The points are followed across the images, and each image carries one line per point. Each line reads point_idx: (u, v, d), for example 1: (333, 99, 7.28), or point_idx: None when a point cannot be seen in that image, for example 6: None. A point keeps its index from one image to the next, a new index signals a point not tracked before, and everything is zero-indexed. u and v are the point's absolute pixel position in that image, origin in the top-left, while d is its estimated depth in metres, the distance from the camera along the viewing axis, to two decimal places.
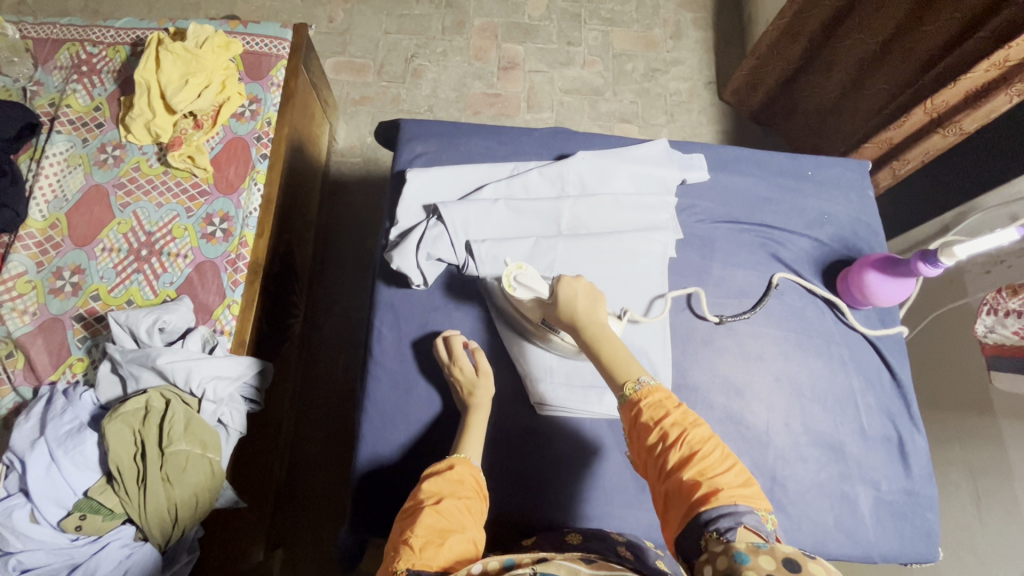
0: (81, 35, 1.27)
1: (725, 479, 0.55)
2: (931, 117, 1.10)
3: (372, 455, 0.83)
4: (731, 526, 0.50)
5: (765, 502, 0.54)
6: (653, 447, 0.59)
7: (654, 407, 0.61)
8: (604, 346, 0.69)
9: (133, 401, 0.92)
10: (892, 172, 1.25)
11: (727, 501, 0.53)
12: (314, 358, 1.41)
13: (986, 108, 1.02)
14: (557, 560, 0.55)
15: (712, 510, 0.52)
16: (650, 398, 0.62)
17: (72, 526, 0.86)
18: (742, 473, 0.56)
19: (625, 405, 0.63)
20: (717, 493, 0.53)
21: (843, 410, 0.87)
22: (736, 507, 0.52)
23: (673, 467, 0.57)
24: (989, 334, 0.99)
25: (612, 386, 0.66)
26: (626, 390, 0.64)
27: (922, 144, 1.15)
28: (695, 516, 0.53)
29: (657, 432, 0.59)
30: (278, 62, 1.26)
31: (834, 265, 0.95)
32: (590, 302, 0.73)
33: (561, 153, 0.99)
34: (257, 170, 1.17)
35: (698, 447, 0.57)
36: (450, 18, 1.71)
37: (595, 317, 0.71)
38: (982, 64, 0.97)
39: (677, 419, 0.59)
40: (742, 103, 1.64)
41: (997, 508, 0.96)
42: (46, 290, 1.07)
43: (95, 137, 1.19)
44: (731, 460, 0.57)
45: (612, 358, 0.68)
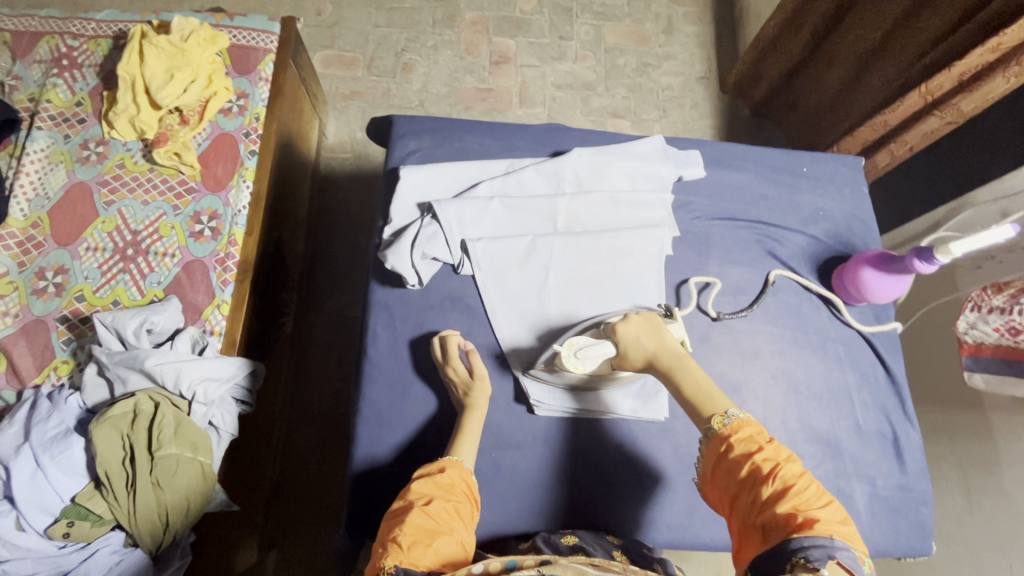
0: (61, 27, 1.23)
1: (822, 514, 0.55)
2: (927, 100, 1.10)
3: (368, 457, 0.81)
4: (823, 557, 0.50)
5: (862, 546, 0.54)
6: (741, 477, 0.59)
7: (745, 439, 0.61)
8: (686, 376, 0.70)
9: (121, 404, 0.90)
10: (888, 155, 1.24)
11: (823, 534, 0.53)
12: (307, 358, 1.39)
13: (983, 91, 1.02)
14: (564, 561, 0.55)
15: (807, 539, 0.52)
16: (740, 431, 0.62)
17: (60, 533, 0.85)
18: (838, 512, 0.56)
19: (712, 437, 0.63)
20: (813, 525, 0.53)
21: (839, 406, 0.88)
22: (832, 542, 0.52)
23: (766, 499, 0.56)
24: (968, 333, 0.96)
25: (697, 420, 0.67)
26: (714, 423, 0.64)
27: (918, 128, 1.15)
28: (786, 543, 0.52)
29: (747, 462, 0.59)
30: (266, 56, 1.23)
31: (830, 261, 0.96)
32: (652, 335, 0.75)
33: (557, 149, 0.98)
34: (246, 167, 1.15)
35: (793, 481, 0.57)
36: (441, 11, 1.69)
37: (668, 346, 0.74)
38: (978, 49, 0.97)
39: (771, 454, 0.59)
40: (745, 93, 1.65)
41: (987, 501, 0.97)
42: (28, 291, 1.05)
43: (77, 133, 1.15)
44: (827, 498, 0.57)
45: (696, 389, 0.68)
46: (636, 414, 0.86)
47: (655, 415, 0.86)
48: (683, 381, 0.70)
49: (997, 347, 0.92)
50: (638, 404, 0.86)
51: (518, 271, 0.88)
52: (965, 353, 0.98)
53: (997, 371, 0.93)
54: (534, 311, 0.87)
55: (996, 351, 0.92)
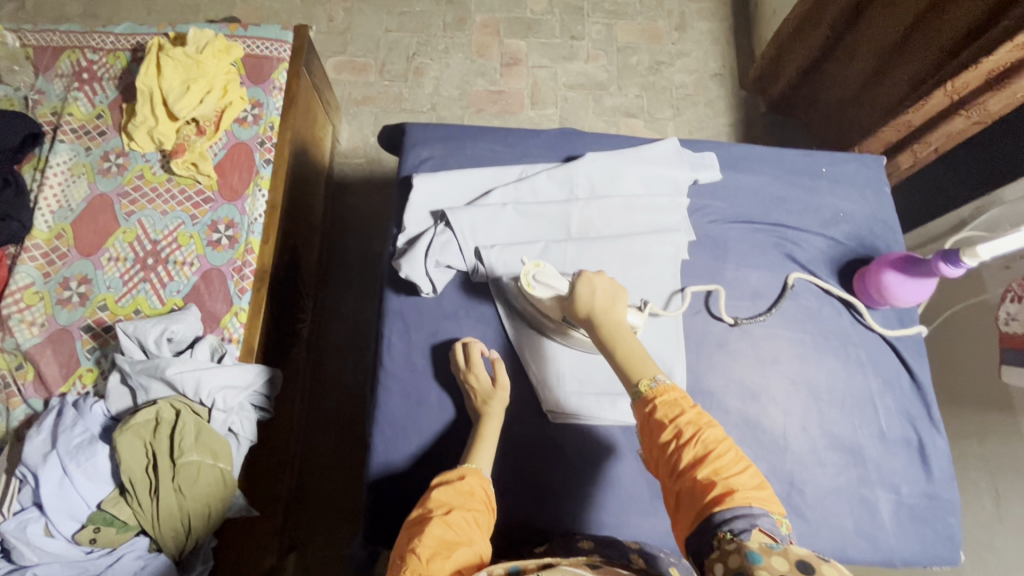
0: (81, 41, 1.26)
1: (738, 479, 0.57)
2: (952, 100, 1.07)
3: (384, 464, 0.82)
4: (746, 527, 0.52)
5: (776, 505, 0.56)
6: (664, 445, 0.61)
7: (667, 404, 0.62)
8: (621, 342, 0.69)
9: (144, 412, 0.92)
10: (911, 157, 1.23)
11: (741, 502, 0.54)
12: (322, 364, 1.40)
13: (1010, 90, 0.99)
14: (562, 566, 0.56)
15: (729, 511, 0.54)
16: (664, 396, 0.63)
17: (87, 539, 0.87)
18: (753, 474, 0.58)
19: (637, 401, 0.64)
20: (732, 494, 0.55)
21: (862, 413, 0.86)
22: (751, 509, 0.53)
23: (686, 465, 0.58)
24: (1008, 324, 0.99)
25: (624, 383, 0.67)
26: (641, 386, 0.64)
27: (942, 128, 1.12)
28: (709, 517, 0.54)
29: (668, 428, 0.61)
30: (279, 65, 1.24)
31: (851, 264, 0.93)
32: (608, 300, 0.73)
33: (569, 154, 0.98)
34: (261, 176, 1.16)
35: (712, 447, 0.58)
36: (452, 14, 1.69)
37: (613, 311, 0.72)
38: (1004, 46, 0.93)
39: (693, 419, 0.60)
40: (763, 91, 1.63)
41: (1018, 508, 0.95)
42: (54, 301, 1.07)
43: (98, 145, 1.18)
44: (743, 462, 0.58)
45: (627, 358, 0.67)
46: None
47: None
48: (616, 349, 0.69)
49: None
50: None
51: None
52: (1005, 345, 1.00)
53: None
54: None
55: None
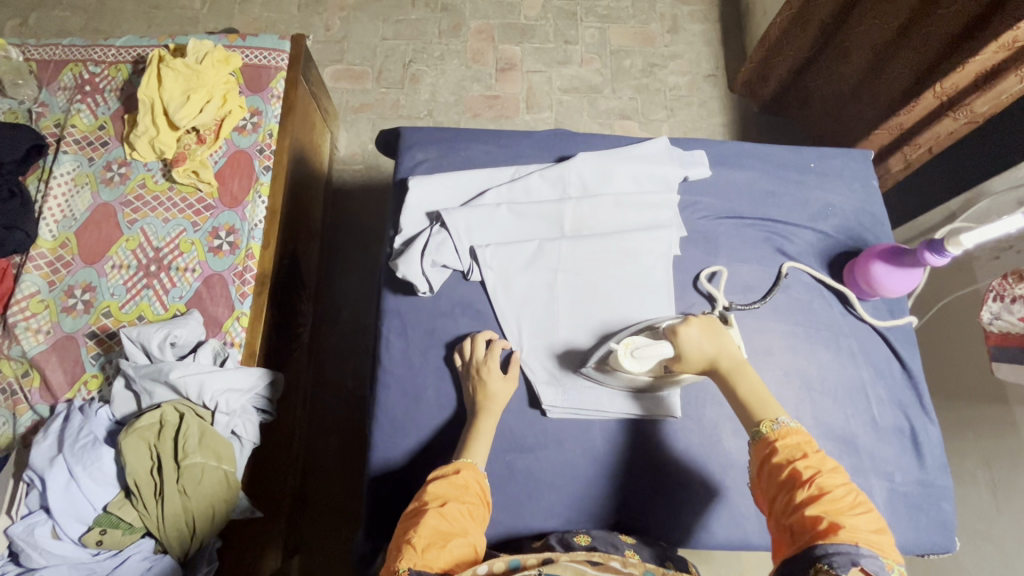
0: (84, 54, 1.28)
1: (854, 523, 0.56)
2: (940, 101, 1.11)
3: (384, 461, 0.83)
4: (846, 564, 0.52)
5: (892, 554, 0.55)
6: (780, 481, 0.61)
7: (791, 446, 0.62)
8: (743, 383, 0.70)
9: (148, 416, 0.93)
10: (902, 160, 1.26)
11: (848, 540, 0.54)
12: (323, 367, 1.42)
13: (995, 91, 1.02)
14: (562, 561, 0.60)
15: (830, 546, 0.53)
16: (786, 439, 0.63)
17: (93, 541, 0.88)
18: (874, 523, 0.56)
19: (757, 440, 0.65)
20: (839, 532, 0.54)
21: (854, 402, 0.87)
22: (857, 549, 0.53)
23: (798, 502, 0.58)
24: (994, 323, 0.99)
25: (748, 423, 0.68)
26: (762, 427, 0.65)
27: (932, 130, 1.16)
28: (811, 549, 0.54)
29: (788, 467, 0.61)
30: (277, 74, 1.27)
31: (841, 256, 0.95)
32: (715, 340, 0.74)
33: (561, 154, 0.99)
34: (261, 183, 1.18)
35: (829, 488, 0.58)
36: (447, 21, 1.72)
37: (728, 353, 0.72)
38: (991, 46, 0.97)
39: (814, 461, 0.60)
40: (754, 94, 1.63)
41: (1013, 496, 0.96)
42: (58, 308, 1.09)
43: (101, 156, 1.20)
44: (864, 509, 0.57)
45: (753, 397, 0.68)
46: (651, 413, 0.85)
47: (668, 415, 0.86)
48: (740, 388, 0.70)
49: (1017, 336, 0.95)
50: (651, 403, 0.86)
51: (526, 275, 0.90)
52: (993, 342, 1.01)
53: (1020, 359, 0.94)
54: (543, 312, 0.89)
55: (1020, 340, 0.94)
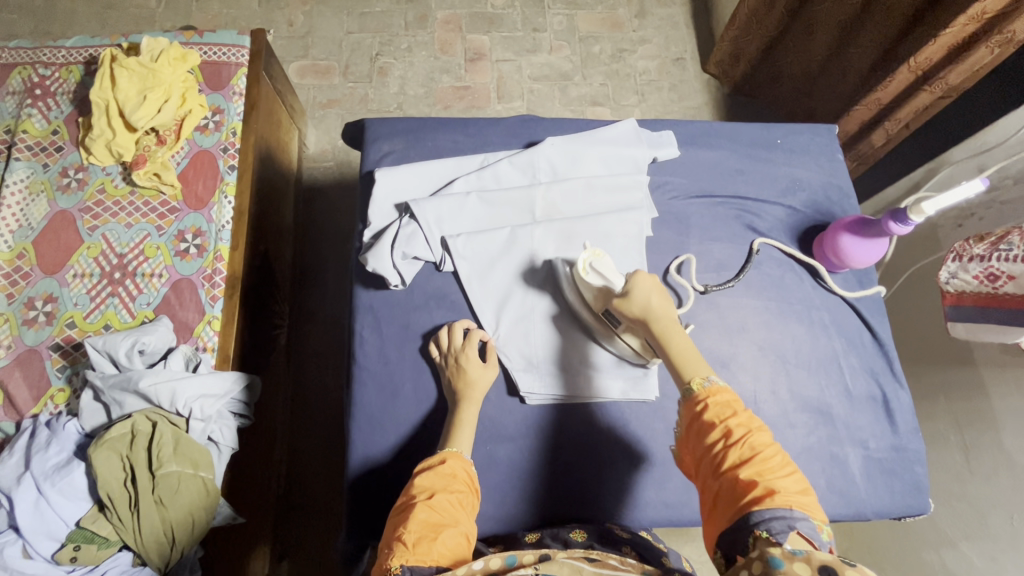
0: (32, 57, 1.23)
1: (784, 485, 0.56)
2: (917, 74, 1.09)
3: (364, 457, 0.82)
4: (783, 529, 0.52)
5: (821, 514, 0.55)
6: (711, 443, 0.61)
7: (721, 407, 0.62)
8: (676, 340, 0.70)
9: (119, 426, 0.91)
10: (883, 135, 1.24)
11: (783, 504, 0.54)
12: (303, 369, 1.40)
13: (968, 62, 1.01)
14: (560, 557, 0.57)
15: (766, 512, 0.53)
16: (717, 399, 0.63)
17: (67, 558, 0.86)
18: (800, 483, 0.58)
19: (688, 397, 0.65)
20: (774, 496, 0.55)
21: (828, 373, 0.88)
22: (792, 512, 0.53)
23: (731, 466, 0.58)
24: (950, 282, 0.95)
25: (675, 379, 0.68)
26: (693, 385, 0.65)
27: (909, 105, 1.14)
28: (745, 514, 0.54)
29: (718, 428, 0.61)
30: (238, 70, 1.23)
31: (810, 230, 0.96)
32: (662, 300, 0.74)
33: (530, 140, 0.99)
34: (226, 182, 1.15)
35: (760, 449, 0.58)
36: (412, 12, 1.69)
37: (669, 309, 0.73)
38: (960, 17, 0.95)
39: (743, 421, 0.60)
40: (726, 75, 1.66)
41: (983, 457, 0.99)
42: (19, 321, 1.05)
43: (56, 161, 1.15)
44: (790, 468, 0.58)
45: (684, 354, 0.68)
46: (627, 395, 0.85)
47: (645, 397, 0.86)
48: (670, 342, 0.70)
49: (974, 296, 0.91)
50: (628, 385, 0.86)
51: (499, 264, 0.89)
52: (948, 303, 0.97)
53: (978, 320, 0.92)
54: (515, 301, 0.88)
55: (977, 300, 0.91)
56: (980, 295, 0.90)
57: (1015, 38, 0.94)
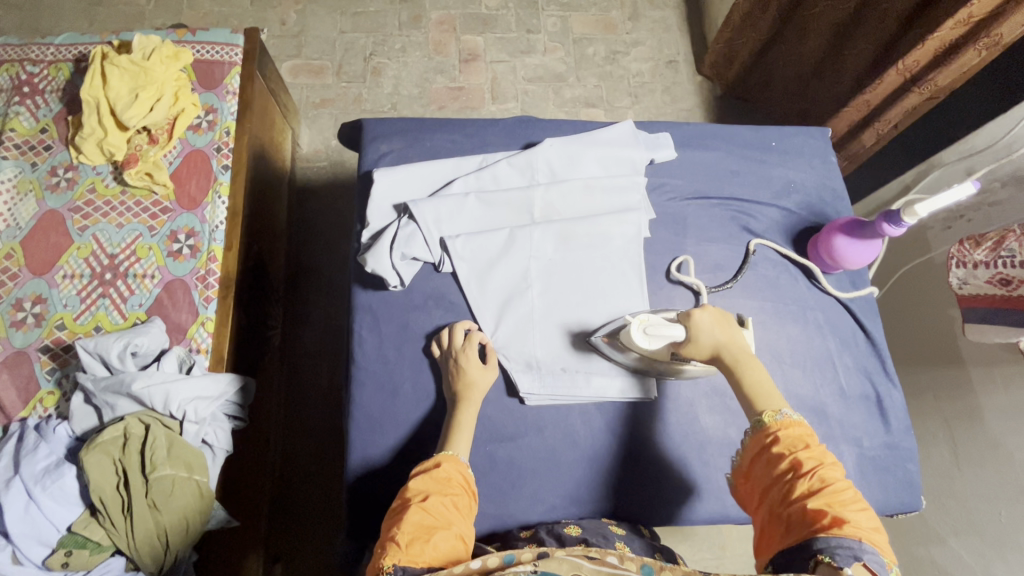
0: (19, 54, 1.21)
1: (854, 518, 0.57)
2: (904, 77, 1.11)
3: (363, 459, 0.82)
4: (848, 558, 0.53)
5: (889, 552, 0.56)
6: (780, 471, 0.61)
7: (793, 438, 0.63)
8: (752, 371, 0.70)
9: (111, 429, 0.89)
10: (873, 134, 1.25)
11: (850, 536, 0.55)
12: (297, 370, 1.39)
13: (956, 65, 1.02)
14: (559, 554, 0.55)
15: (833, 539, 0.54)
16: (789, 431, 0.64)
17: (59, 563, 0.84)
18: (871, 520, 0.58)
19: (760, 429, 0.65)
20: (843, 526, 0.55)
21: (822, 373, 0.90)
22: (859, 545, 0.54)
23: (799, 495, 0.59)
24: (962, 288, 0.96)
25: (748, 412, 0.69)
26: (765, 417, 0.66)
27: (899, 106, 1.15)
28: (812, 538, 0.55)
29: (788, 458, 0.62)
30: (231, 69, 1.22)
31: (804, 231, 0.97)
32: (726, 330, 0.74)
33: (528, 141, 0.99)
34: (220, 182, 1.14)
35: (832, 482, 0.59)
36: (406, 12, 1.69)
37: (742, 345, 0.73)
38: (948, 21, 0.97)
39: (816, 455, 0.61)
40: (720, 76, 1.68)
41: (972, 453, 1.01)
42: (7, 323, 1.03)
43: (45, 160, 1.13)
44: (861, 505, 0.58)
45: (758, 387, 0.69)
46: (625, 396, 0.86)
47: (642, 395, 0.86)
48: (745, 377, 0.70)
49: (985, 298, 0.93)
50: (626, 385, 0.86)
51: (499, 265, 0.89)
52: (963, 306, 0.98)
53: (992, 320, 0.92)
54: (516, 302, 0.88)
55: (989, 300, 0.92)
56: (993, 296, 0.91)
57: (1003, 41, 0.96)
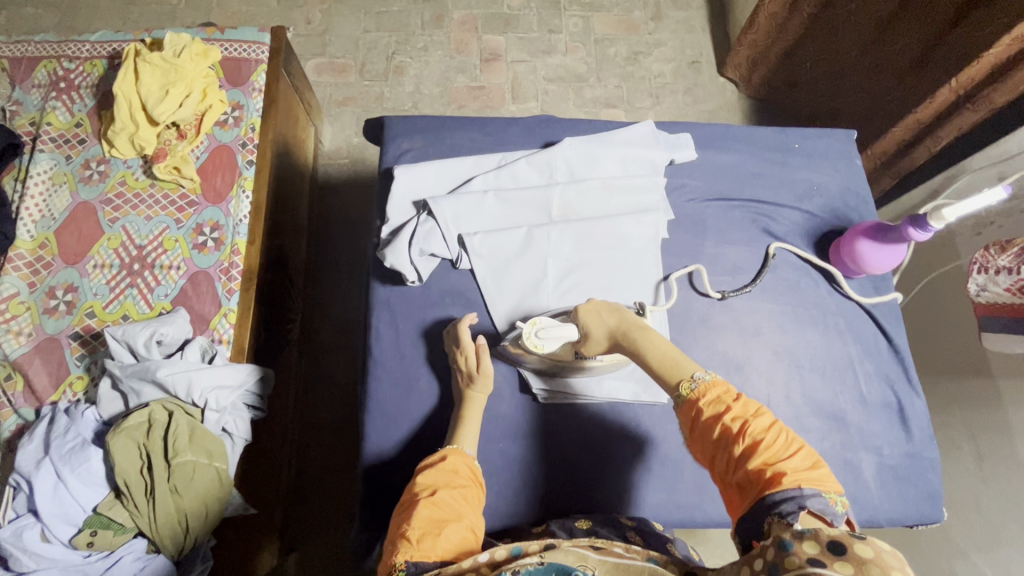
0: (57, 51, 1.25)
1: (792, 466, 0.55)
2: (958, 94, 1.07)
3: (376, 451, 0.83)
4: (794, 510, 0.51)
5: (834, 485, 0.54)
6: (713, 441, 0.59)
7: (712, 402, 0.60)
8: (652, 348, 0.69)
9: (137, 415, 0.92)
10: (926, 152, 1.20)
11: (793, 485, 0.53)
12: (315, 363, 1.41)
13: (1013, 81, 0.97)
14: (565, 546, 0.55)
15: (778, 494, 0.53)
16: (708, 395, 0.61)
17: (84, 542, 0.87)
18: (809, 458, 0.56)
19: (682, 403, 0.63)
20: (784, 478, 0.54)
21: (842, 379, 0.88)
22: (802, 492, 0.52)
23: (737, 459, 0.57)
24: (980, 294, 0.99)
25: (666, 389, 0.65)
26: (682, 390, 0.63)
27: (951, 124, 1.12)
28: (760, 502, 0.53)
29: (716, 425, 0.59)
30: (258, 66, 1.24)
31: (827, 235, 0.96)
32: (616, 314, 0.76)
33: (547, 141, 0.99)
34: (245, 177, 1.16)
35: (762, 437, 0.56)
36: (429, 12, 1.70)
37: (631, 322, 0.74)
38: (1003, 38, 0.94)
39: (738, 413, 0.58)
40: (743, 78, 1.65)
41: (997, 466, 0.98)
42: (40, 310, 1.07)
43: (78, 154, 1.17)
44: (796, 446, 0.57)
45: (665, 360, 0.67)
46: (639, 399, 0.87)
47: (656, 400, 0.87)
48: (648, 353, 0.69)
49: (1004, 307, 0.94)
50: (639, 388, 0.87)
51: (516, 263, 0.90)
52: (982, 313, 1.00)
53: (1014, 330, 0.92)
54: (529, 300, 0.89)
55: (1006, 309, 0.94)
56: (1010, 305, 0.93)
57: None
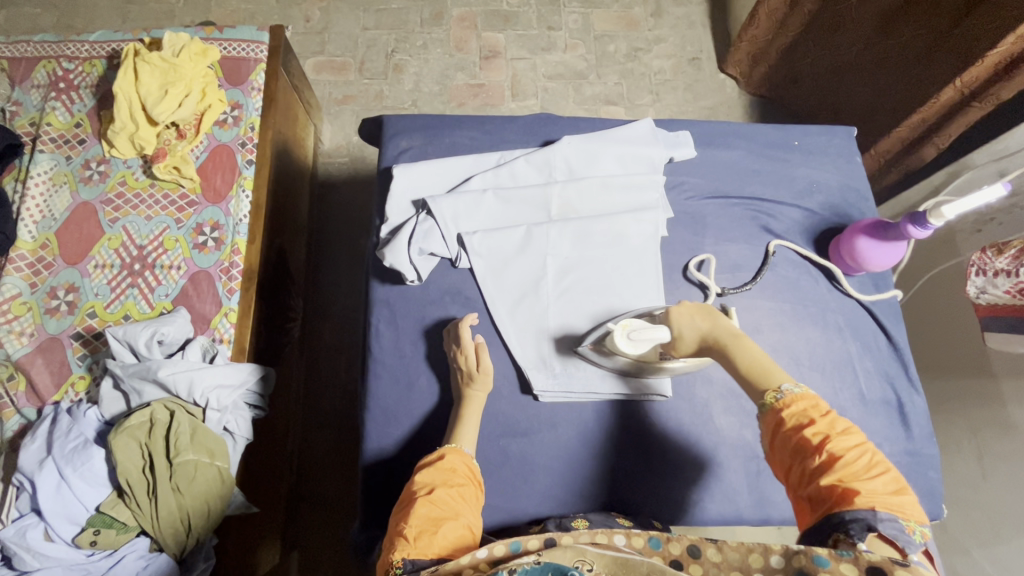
0: (56, 50, 1.25)
1: (871, 487, 0.54)
2: (963, 93, 1.07)
3: (377, 450, 0.83)
4: (863, 532, 0.51)
5: (913, 513, 0.53)
6: (791, 451, 0.58)
7: (798, 414, 0.59)
8: (748, 353, 0.67)
9: (138, 414, 0.92)
10: (934, 148, 1.21)
11: (866, 506, 0.52)
12: (316, 362, 1.41)
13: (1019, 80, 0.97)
14: (565, 545, 0.53)
15: (849, 514, 0.52)
16: (793, 406, 0.59)
17: (87, 541, 0.88)
18: (891, 483, 0.55)
19: (764, 410, 0.61)
20: (860, 499, 0.53)
21: (842, 377, 0.88)
22: (876, 515, 0.52)
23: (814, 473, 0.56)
24: (980, 297, 0.99)
25: (750, 395, 0.65)
26: (767, 398, 0.62)
27: (959, 121, 1.12)
28: (830, 517, 0.53)
29: (797, 436, 0.58)
30: (256, 66, 1.24)
31: (827, 232, 0.96)
32: (708, 319, 0.73)
33: (546, 139, 0.99)
34: (245, 177, 1.16)
35: (845, 455, 0.55)
36: (428, 9, 1.70)
37: (725, 327, 0.71)
38: (1009, 36, 0.93)
39: (823, 428, 0.57)
40: (744, 75, 1.65)
41: (998, 463, 0.98)
42: (42, 310, 1.07)
43: (78, 154, 1.17)
44: (879, 468, 0.55)
45: (755, 368, 0.65)
46: (642, 394, 0.86)
47: (659, 394, 0.86)
48: (737, 359, 0.67)
49: (1006, 307, 0.94)
50: (641, 384, 0.86)
51: (516, 261, 0.90)
52: (984, 314, 1.00)
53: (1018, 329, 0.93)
54: (529, 299, 0.89)
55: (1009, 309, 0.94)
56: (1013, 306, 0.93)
57: None
